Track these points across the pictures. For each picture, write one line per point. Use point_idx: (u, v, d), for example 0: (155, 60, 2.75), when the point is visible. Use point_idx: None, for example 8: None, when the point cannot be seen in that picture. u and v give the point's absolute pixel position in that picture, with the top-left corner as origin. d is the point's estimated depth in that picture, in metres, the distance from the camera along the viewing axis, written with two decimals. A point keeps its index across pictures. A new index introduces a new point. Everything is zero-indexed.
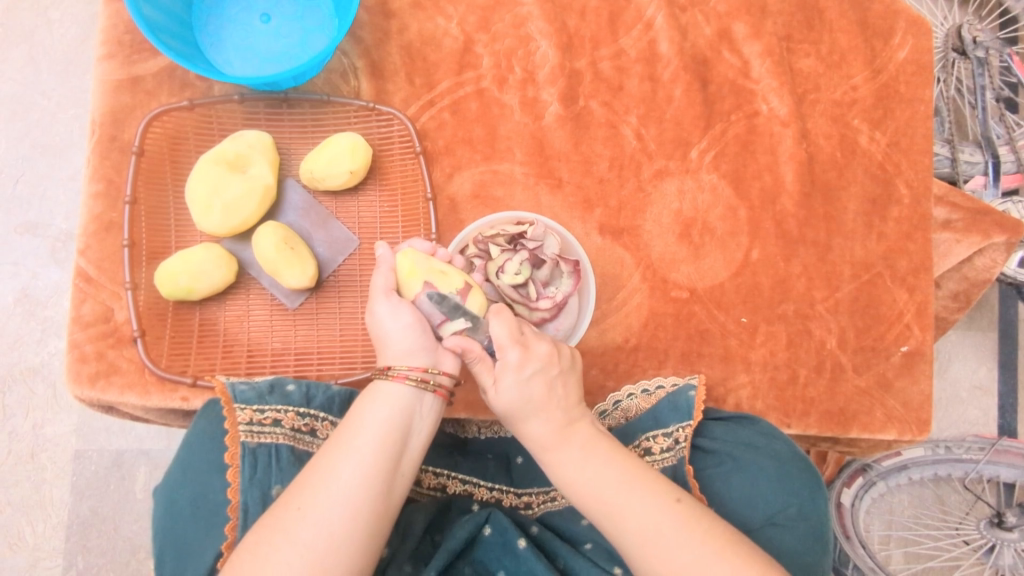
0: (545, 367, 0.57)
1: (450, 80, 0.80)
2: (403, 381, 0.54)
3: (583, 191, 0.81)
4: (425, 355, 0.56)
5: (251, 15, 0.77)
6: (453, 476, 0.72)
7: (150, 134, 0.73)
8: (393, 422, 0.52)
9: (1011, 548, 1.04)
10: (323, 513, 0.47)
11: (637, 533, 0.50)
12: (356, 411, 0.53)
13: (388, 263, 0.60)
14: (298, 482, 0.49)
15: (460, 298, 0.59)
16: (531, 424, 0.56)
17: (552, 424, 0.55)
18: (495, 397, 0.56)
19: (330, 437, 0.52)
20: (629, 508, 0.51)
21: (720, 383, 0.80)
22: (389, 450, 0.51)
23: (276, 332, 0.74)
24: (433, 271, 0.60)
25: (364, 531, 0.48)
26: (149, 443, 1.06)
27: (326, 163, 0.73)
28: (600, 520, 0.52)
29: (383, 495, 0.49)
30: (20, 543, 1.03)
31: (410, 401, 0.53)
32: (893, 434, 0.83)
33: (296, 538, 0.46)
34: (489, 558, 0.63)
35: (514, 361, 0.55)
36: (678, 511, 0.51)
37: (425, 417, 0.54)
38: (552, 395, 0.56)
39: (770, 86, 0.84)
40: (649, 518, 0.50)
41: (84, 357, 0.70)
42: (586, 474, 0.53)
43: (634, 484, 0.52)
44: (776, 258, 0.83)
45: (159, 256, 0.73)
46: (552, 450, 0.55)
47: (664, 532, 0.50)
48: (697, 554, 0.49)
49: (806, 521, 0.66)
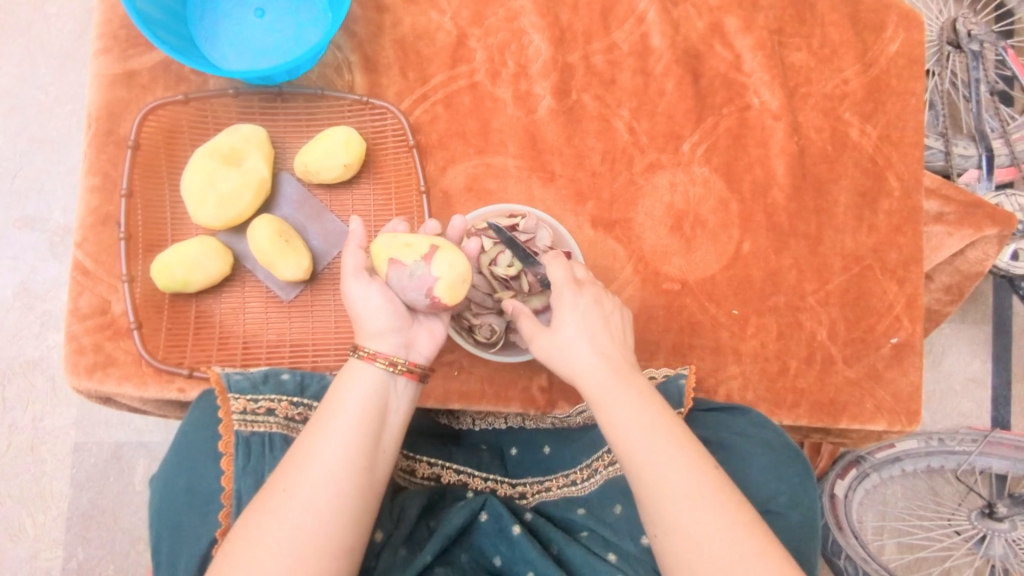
0: (602, 310, 0.60)
1: (444, 74, 0.80)
2: (374, 363, 0.54)
3: (576, 184, 0.82)
4: (393, 338, 0.55)
5: (245, 9, 0.78)
6: (447, 466, 0.72)
7: (145, 128, 0.74)
8: (371, 401, 0.52)
9: (1001, 538, 1.04)
10: (309, 494, 0.48)
11: (680, 493, 0.50)
12: (336, 390, 0.53)
13: (357, 240, 0.59)
14: (283, 465, 0.50)
15: (424, 265, 0.58)
16: (583, 363, 0.56)
17: (608, 363, 0.56)
18: (547, 337, 0.58)
19: (311, 418, 0.52)
20: (673, 469, 0.51)
21: (711, 374, 0.81)
22: (369, 428, 0.52)
23: (272, 324, 0.75)
24: (396, 247, 0.60)
25: (350, 507, 0.49)
26: (148, 435, 1.08)
27: (320, 155, 0.74)
28: (642, 468, 0.51)
29: (365, 472, 0.50)
30: (20, 534, 1.04)
31: (383, 380, 0.54)
32: (883, 425, 0.84)
33: (285, 519, 0.47)
34: (485, 543, 0.64)
35: (568, 292, 0.59)
36: (713, 478, 0.51)
37: (401, 395, 0.55)
38: (609, 337, 0.58)
39: (762, 79, 0.85)
40: (690, 483, 0.50)
41: (81, 348, 0.71)
42: (640, 420, 0.53)
43: (681, 443, 0.52)
44: (767, 251, 0.84)
45: (155, 249, 0.74)
46: (603, 390, 0.55)
47: (700, 492, 0.50)
48: (728, 523, 0.49)
49: (800, 510, 0.66)
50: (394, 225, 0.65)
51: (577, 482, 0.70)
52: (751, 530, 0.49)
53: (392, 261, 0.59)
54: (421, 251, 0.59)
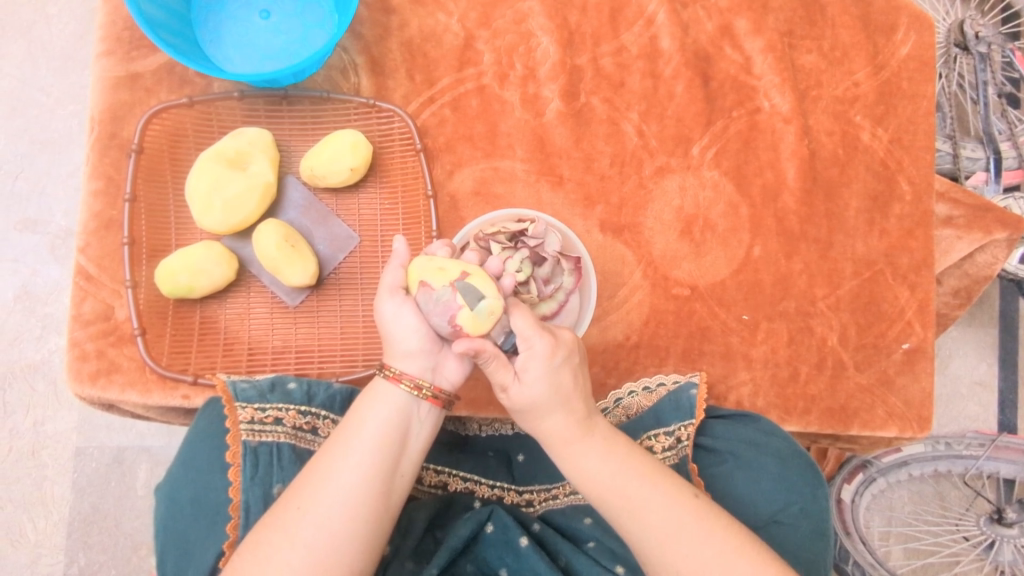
0: (571, 357, 0.54)
1: (451, 76, 0.79)
2: (398, 384, 0.53)
3: (584, 188, 0.81)
4: (417, 362, 0.54)
5: (250, 11, 0.77)
6: (454, 474, 0.71)
7: (149, 132, 0.73)
8: (392, 421, 0.52)
9: (1010, 544, 1.04)
10: (324, 513, 0.47)
11: (662, 529, 0.50)
12: (356, 408, 0.53)
13: (400, 259, 0.57)
14: (299, 481, 0.49)
15: (451, 291, 0.54)
16: (548, 421, 0.53)
17: (573, 419, 0.54)
18: (515, 393, 0.53)
19: (329, 435, 0.52)
20: (652, 505, 0.51)
21: (721, 380, 0.80)
22: (388, 448, 0.51)
23: (277, 330, 0.74)
24: (431, 268, 0.55)
25: (365, 530, 0.48)
26: (149, 439, 1.06)
27: (327, 159, 0.73)
28: (621, 515, 0.52)
29: (383, 494, 0.50)
30: (21, 539, 1.03)
31: (406, 404, 0.53)
32: (894, 431, 0.83)
33: (299, 538, 0.46)
34: (489, 553, 0.63)
35: (543, 351, 0.52)
36: (693, 506, 0.52)
37: (423, 420, 0.54)
38: (575, 387, 0.54)
39: (772, 82, 0.84)
40: (671, 516, 0.51)
41: (85, 355, 0.70)
42: (607, 470, 0.53)
43: (655, 481, 0.52)
44: (777, 255, 0.83)
45: (159, 254, 0.73)
46: (568, 446, 0.53)
47: (683, 528, 0.50)
48: (716, 550, 0.50)
49: (809, 520, 0.66)
50: (438, 244, 0.60)
51: None
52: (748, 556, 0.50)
53: (425, 283, 0.55)
54: (453, 275, 0.55)
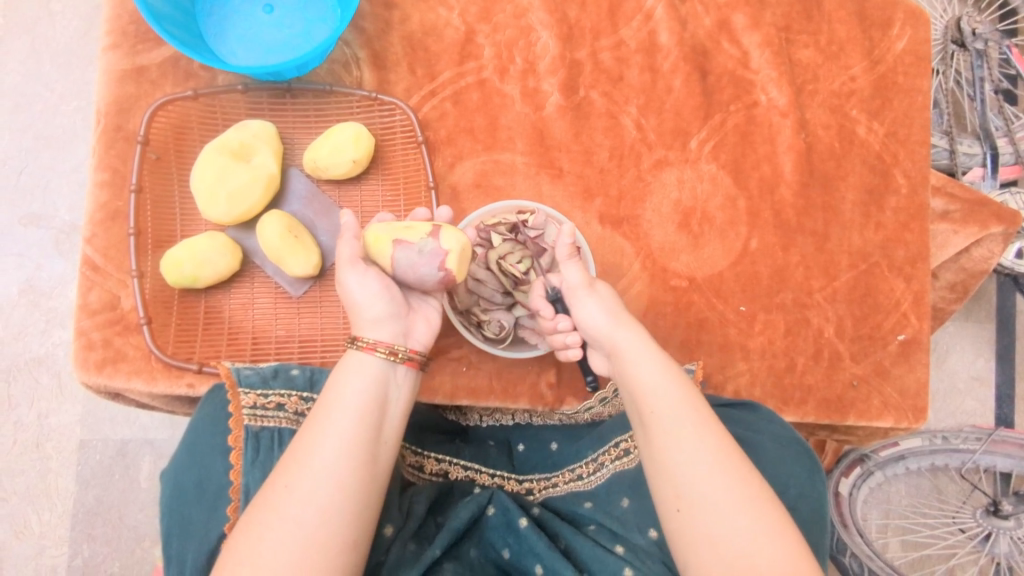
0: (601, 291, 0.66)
1: (451, 70, 0.80)
2: (374, 352, 0.55)
3: (584, 181, 0.82)
4: (392, 325, 0.58)
5: (254, 5, 0.78)
6: (455, 462, 0.72)
7: (155, 124, 0.74)
8: (369, 391, 0.53)
9: (1007, 536, 1.04)
10: (309, 488, 0.48)
11: (723, 497, 0.49)
12: (332, 386, 0.54)
13: (352, 231, 0.60)
14: (281, 463, 0.50)
15: (432, 240, 0.62)
16: (641, 367, 0.57)
17: (667, 371, 0.57)
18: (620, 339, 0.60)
19: (308, 416, 0.53)
20: (715, 474, 0.50)
21: (718, 370, 0.81)
22: (367, 420, 0.52)
23: (280, 320, 0.75)
24: (397, 230, 0.62)
25: (353, 501, 0.49)
26: (153, 432, 1.08)
27: (328, 152, 0.74)
28: (679, 426, 0.53)
29: (367, 464, 0.50)
30: (26, 531, 1.04)
31: (383, 370, 0.55)
32: (890, 421, 0.84)
33: (287, 514, 0.47)
34: (493, 535, 0.64)
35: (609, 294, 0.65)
36: (736, 451, 0.52)
37: (400, 382, 0.56)
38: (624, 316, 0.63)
39: (769, 76, 0.85)
40: (715, 449, 0.51)
41: (91, 344, 0.71)
42: (694, 427, 0.53)
43: (707, 418, 0.54)
44: (774, 247, 0.84)
45: (164, 244, 0.74)
46: (641, 362, 0.58)
47: (722, 462, 0.51)
48: (748, 493, 0.50)
49: (805, 503, 0.66)
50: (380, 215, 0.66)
51: (583, 476, 0.69)
52: (772, 513, 0.49)
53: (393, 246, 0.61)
54: (424, 230, 0.62)
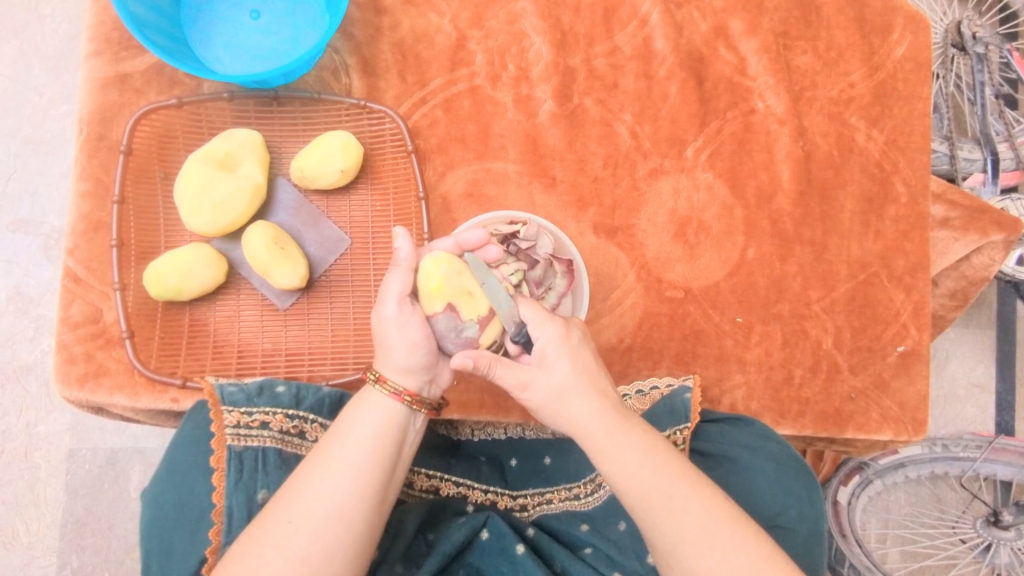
0: (585, 338, 0.56)
1: (443, 77, 0.79)
2: (398, 400, 0.53)
3: (577, 190, 0.81)
4: (417, 378, 0.54)
5: (240, 11, 0.76)
6: (446, 479, 0.70)
7: (138, 133, 0.72)
8: (384, 426, 0.52)
9: (1007, 547, 1.03)
10: (316, 525, 0.46)
11: (695, 531, 0.49)
12: (347, 416, 0.52)
13: (407, 263, 0.56)
14: (287, 492, 0.48)
15: (477, 327, 0.58)
16: (574, 408, 0.52)
17: (605, 405, 0.53)
18: (538, 382, 0.52)
19: (317, 442, 0.51)
20: (686, 508, 0.50)
21: (714, 383, 0.80)
22: (380, 456, 0.50)
23: (267, 333, 0.74)
24: (460, 292, 0.57)
25: (357, 540, 0.48)
26: (143, 441, 1.06)
27: (316, 161, 0.73)
28: (659, 515, 0.50)
29: (376, 504, 0.49)
30: (14, 541, 1.03)
31: (405, 417, 0.53)
32: (889, 434, 0.82)
33: (291, 551, 0.46)
34: (484, 562, 0.63)
35: (556, 334, 0.54)
36: (728, 514, 0.50)
37: (418, 429, 0.55)
38: (599, 371, 0.55)
39: (766, 83, 0.83)
40: (706, 522, 0.49)
41: (73, 358, 0.70)
42: (648, 465, 0.51)
43: (692, 483, 0.51)
44: (771, 257, 0.82)
45: (147, 256, 0.72)
46: (610, 435, 0.52)
47: (716, 534, 0.49)
48: (745, 562, 0.49)
49: (800, 523, 0.65)
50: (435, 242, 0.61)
51: (580, 496, 0.69)
52: (773, 562, 0.49)
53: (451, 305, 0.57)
54: (480, 308, 0.58)
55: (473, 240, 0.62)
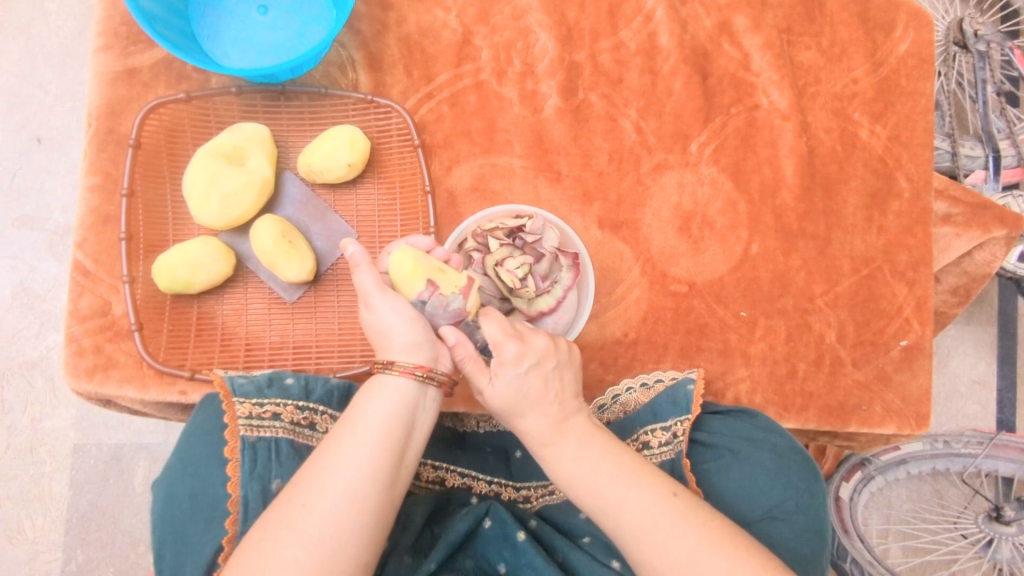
0: (541, 360, 0.55)
1: (449, 72, 0.79)
2: (410, 376, 0.53)
3: (583, 185, 0.81)
4: (427, 352, 0.55)
5: (248, 6, 0.77)
6: (451, 470, 0.71)
7: (146, 127, 0.73)
8: (395, 412, 0.52)
9: (1009, 542, 1.03)
10: (329, 508, 0.47)
11: (635, 527, 0.50)
12: (359, 401, 0.53)
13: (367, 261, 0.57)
14: (301, 477, 0.49)
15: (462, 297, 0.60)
16: (525, 420, 0.55)
17: (551, 421, 0.55)
18: (490, 394, 0.55)
19: (330, 429, 0.51)
20: (626, 504, 0.51)
21: (719, 377, 0.80)
22: (391, 441, 0.51)
23: (275, 326, 0.74)
24: (433, 269, 0.59)
25: (371, 523, 0.48)
26: (148, 436, 1.06)
27: (324, 155, 0.73)
28: (599, 515, 0.52)
29: (388, 488, 0.50)
30: (19, 536, 1.03)
31: (414, 394, 0.53)
32: (892, 428, 0.83)
33: (304, 535, 0.46)
34: (487, 550, 0.63)
35: (511, 356, 0.54)
36: (674, 505, 0.51)
37: (430, 404, 0.55)
38: (547, 389, 0.55)
39: (770, 79, 0.84)
40: (646, 515, 0.50)
41: (81, 350, 0.70)
42: (582, 471, 0.53)
43: (632, 479, 0.52)
44: (775, 252, 0.83)
45: (156, 250, 0.73)
46: (546, 447, 0.54)
47: (658, 526, 0.50)
48: (693, 546, 0.49)
49: (805, 515, 0.66)
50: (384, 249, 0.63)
51: None
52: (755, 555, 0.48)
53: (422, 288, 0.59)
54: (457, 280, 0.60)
55: (423, 242, 0.64)
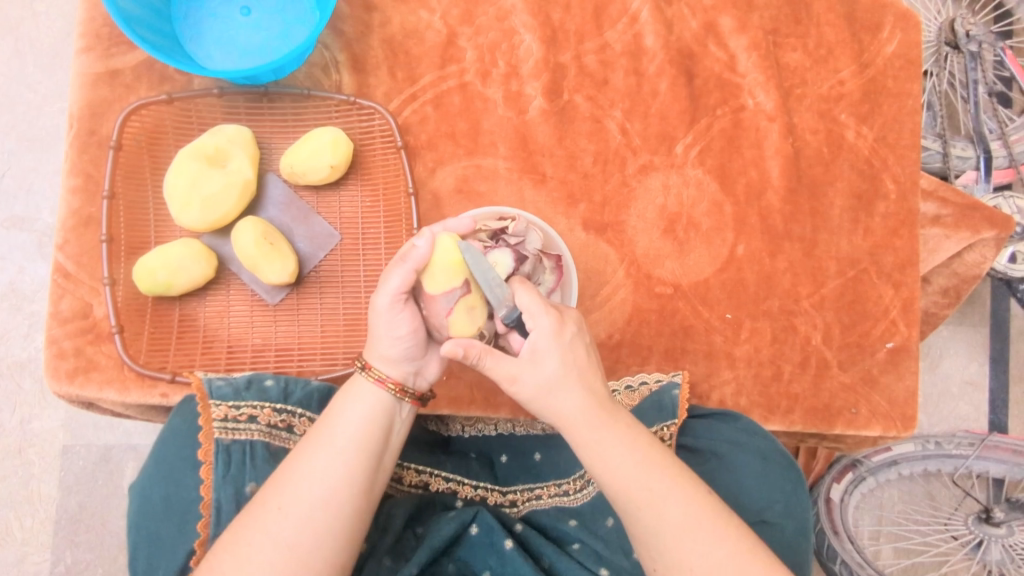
0: (580, 333, 0.55)
1: (433, 74, 0.79)
2: (382, 387, 0.53)
3: (567, 186, 0.81)
4: (404, 367, 0.54)
5: (230, 8, 0.77)
6: (435, 474, 0.71)
7: (128, 128, 0.73)
8: (373, 417, 0.52)
9: (998, 544, 1.04)
10: (305, 511, 0.47)
11: (679, 523, 0.49)
12: (336, 407, 0.53)
13: (415, 261, 0.53)
14: (276, 480, 0.49)
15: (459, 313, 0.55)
16: (563, 403, 0.52)
17: (592, 401, 0.52)
18: (527, 377, 0.52)
19: (306, 432, 0.51)
20: (671, 501, 0.50)
21: (704, 379, 0.80)
22: (369, 445, 0.51)
23: (257, 328, 0.74)
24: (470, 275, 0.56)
25: (348, 526, 0.48)
26: (137, 438, 1.06)
27: (306, 156, 0.73)
28: (638, 506, 0.50)
29: (366, 491, 0.50)
30: (8, 537, 1.03)
31: (390, 405, 0.53)
32: (878, 430, 0.82)
33: (279, 539, 0.46)
34: (472, 556, 0.63)
35: (550, 328, 0.52)
36: (708, 506, 0.51)
37: (404, 419, 0.55)
38: (590, 363, 0.54)
39: (756, 80, 0.83)
40: (687, 514, 0.50)
41: (63, 353, 0.70)
42: (630, 460, 0.51)
43: (673, 477, 0.51)
44: (760, 254, 0.83)
45: (138, 252, 0.73)
46: (590, 430, 0.52)
47: (699, 525, 0.49)
48: (725, 552, 0.49)
49: (794, 519, 0.66)
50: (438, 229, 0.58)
51: (569, 492, 0.69)
52: (750, 552, 0.49)
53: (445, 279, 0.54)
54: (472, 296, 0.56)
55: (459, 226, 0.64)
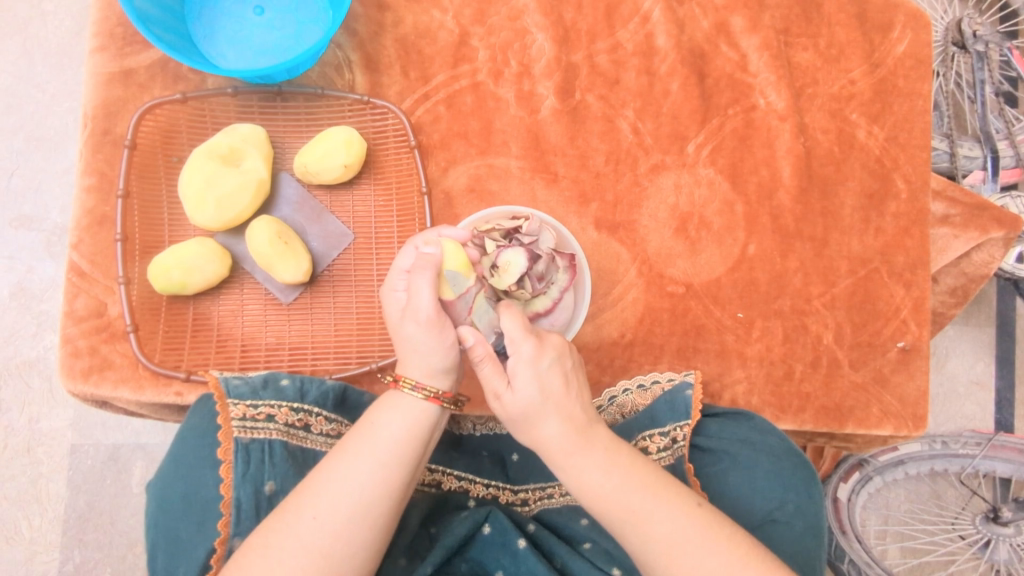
0: (561, 359, 0.54)
1: (445, 73, 0.79)
2: (438, 402, 0.53)
3: (579, 186, 0.81)
4: (446, 379, 0.54)
5: (244, 7, 0.77)
6: (448, 472, 0.71)
7: (142, 127, 0.73)
8: (412, 430, 0.51)
9: (1007, 543, 1.03)
10: (340, 522, 0.47)
11: (664, 540, 0.49)
12: (374, 414, 0.52)
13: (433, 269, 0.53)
14: (311, 486, 0.48)
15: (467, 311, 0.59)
16: (543, 429, 0.52)
17: (572, 426, 0.53)
18: (508, 400, 0.52)
19: (343, 438, 0.51)
20: (656, 518, 0.50)
21: (715, 378, 0.80)
22: (406, 458, 0.51)
23: (271, 327, 0.74)
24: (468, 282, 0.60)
25: (378, 539, 0.49)
26: (146, 437, 1.06)
27: (320, 156, 0.73)
28: (625, 526, 0.50)
29: (399, 504, 0.50)
30: (17, 536, 1.03)
31: (435, 418, 0.53)
32: (889, 429, 0.82)
33: (313, 547, 0.46)
34: (485, 555, 0.63)
35: (530, 354, 0.52)
36: (700, 519, 0.51)
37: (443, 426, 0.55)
38: (567, 390, 0.53)
39: (768, 79, 0.83)
40: (676, 530, 0.50)
41: (77, 351, 0.70)
42: (611, 482, 0.51)
43: (659, 493, 0.51)
44: (772, 253, 0.83)
45: (152, 251, 0.73)
46: (569, 456, 0.52)
47: (688, 539, 0.49)
48: (721, 563, 0.49)
49: (804, 519, 0.66)
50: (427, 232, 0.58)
51: None
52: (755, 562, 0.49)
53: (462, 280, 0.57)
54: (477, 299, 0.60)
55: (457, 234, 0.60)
